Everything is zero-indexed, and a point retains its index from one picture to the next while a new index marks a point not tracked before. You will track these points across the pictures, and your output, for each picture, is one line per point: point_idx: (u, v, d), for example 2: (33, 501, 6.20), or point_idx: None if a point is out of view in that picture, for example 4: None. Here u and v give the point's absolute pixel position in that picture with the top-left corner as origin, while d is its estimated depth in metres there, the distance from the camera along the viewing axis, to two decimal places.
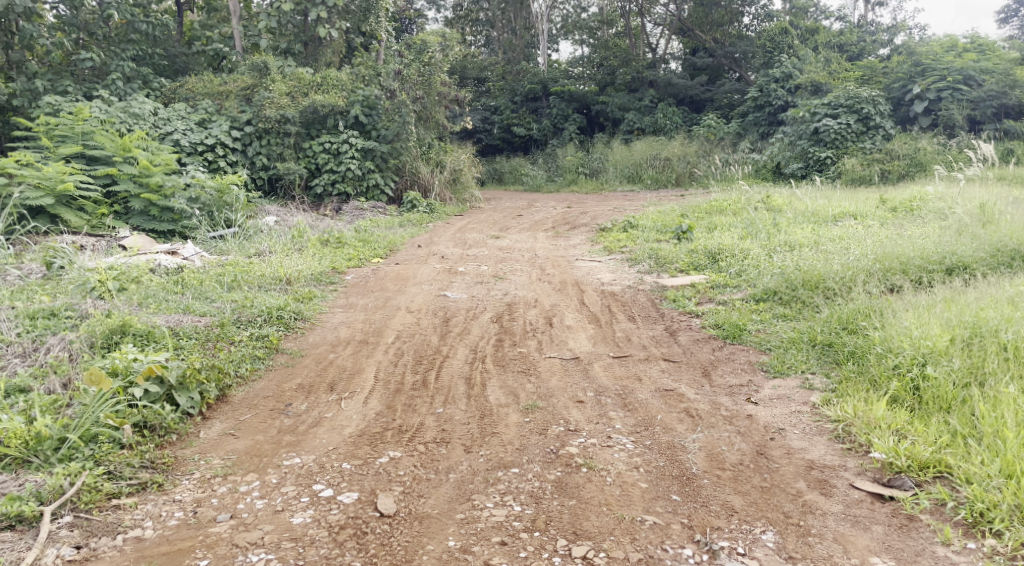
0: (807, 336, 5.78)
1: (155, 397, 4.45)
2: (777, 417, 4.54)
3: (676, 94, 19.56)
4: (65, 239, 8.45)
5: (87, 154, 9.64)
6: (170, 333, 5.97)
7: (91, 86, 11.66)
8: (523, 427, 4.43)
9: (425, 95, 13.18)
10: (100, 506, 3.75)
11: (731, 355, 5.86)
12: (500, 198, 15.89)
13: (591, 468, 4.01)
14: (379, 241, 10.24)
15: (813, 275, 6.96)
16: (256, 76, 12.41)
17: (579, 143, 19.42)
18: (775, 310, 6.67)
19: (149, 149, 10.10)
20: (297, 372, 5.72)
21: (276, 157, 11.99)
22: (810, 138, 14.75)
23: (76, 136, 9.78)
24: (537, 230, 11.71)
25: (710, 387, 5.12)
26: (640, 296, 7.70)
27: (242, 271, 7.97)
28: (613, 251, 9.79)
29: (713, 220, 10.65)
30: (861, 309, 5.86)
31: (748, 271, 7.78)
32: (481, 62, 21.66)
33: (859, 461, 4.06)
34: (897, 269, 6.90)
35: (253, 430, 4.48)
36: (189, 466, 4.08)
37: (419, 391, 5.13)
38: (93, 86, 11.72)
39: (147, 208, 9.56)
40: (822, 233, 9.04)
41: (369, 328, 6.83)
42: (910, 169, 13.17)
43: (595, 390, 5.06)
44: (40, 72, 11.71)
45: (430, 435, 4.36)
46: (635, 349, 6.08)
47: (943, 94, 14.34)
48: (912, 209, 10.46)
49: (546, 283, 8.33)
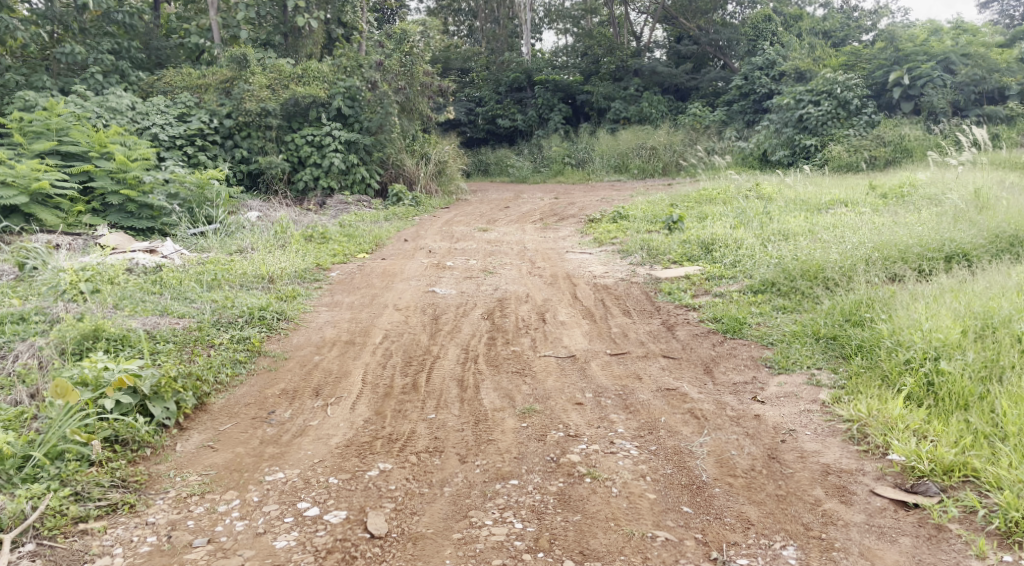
0: (810, 329, 5.57)
1: (128, 409, 4.20)
2: (787, 417, 4.33)
3: (662, 82, 19.31)
4: (39, 239, 8.13)
5: (63, 151, 9.32)
6: (146, 337, 5.74)
7: (67, 81, 11.35)
8: (521, 433, 4.19)
9: (408, 86, 12.81)
10: (66, 532, 3.48)
11: (733, 350, 5.64)
12: (486, 189, 15.63)
13: (595, 478, 3.78)
14: (364, 235, 9.96)
15: (812, 266, 6.75)
16: (236, 68, 12.04)
17: (565, 134, 19.19)
18: (775, 302, 6.46)
19: (127, 144, 9.77)
20: (281, 376, 5.47)
21: (257, 151, 11.67)
22: (795, 126, 14.64)
23: (52, 132, 9.44)
24: (526, 222, 11.46)
25: (713, 385, 4.90)
26: (634, 289, 7.47)
27: (223, 269, 7.70)
28: (603, 243, 9.56)
29: (704, 209, 10.45)
30: (863, 300, 5.66)
31: (743, 262, 7.58)
32: (464, 52, 21.31)
33: (877, 465, 3.86)
34: (897, 258, 6.70)
35: (233, 442, 4.23)
36: (164, 484, 3.81)
37: (409, 395, 4.88)
38: (69, 81, 11.37)
39: (125, 205, 9.23)
40: (816, 221, 8.85)
41: (356, 327, 6.57)
42: (897, 155, 13.01)
43: (594, 391, 4.84)
44: (15, 67, 11.36)
45: (422, 444, 4.11)
46: (633, 346, 5.85)
47: (925, 81, 14.17)
48: (904, 195, 10.29)
49: (536, 277, 8.08)
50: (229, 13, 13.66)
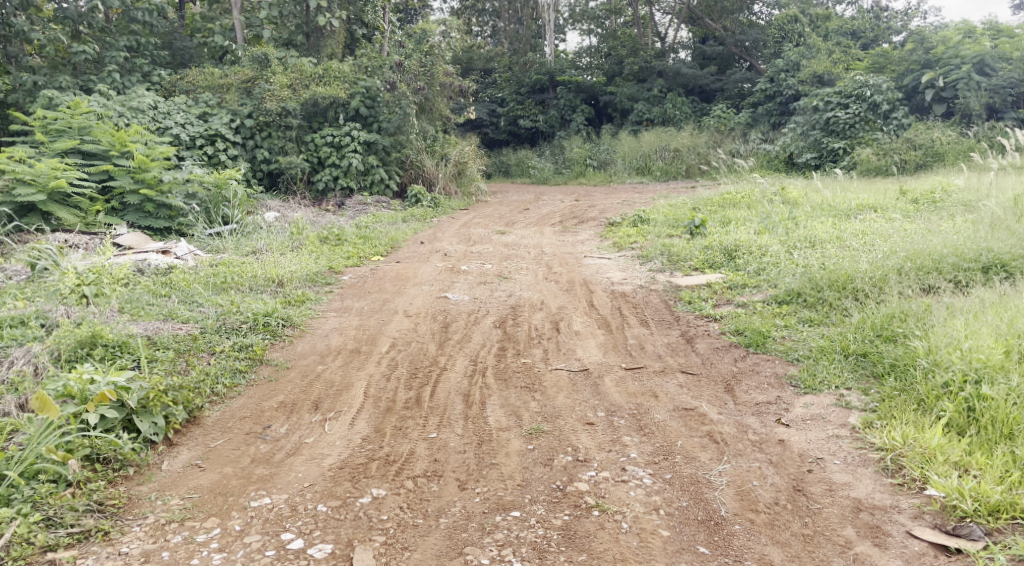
0: (838, 345, 5.25)
1: (112, 424, 4.00)
2: (813, 443, 4.02)
3: (686, 84, 18.92)
4: (54, 238, 8.01)
5: (83, 149, 9.13)
6: (146, 344, 5.55)
7: (88, 79, 11.24)
8: (526, 457, 3.92)
9: (427, 87, 12.54)
10: (32, 562, 3.27)
11: (756, 366, 5.32)
12: (507, 191, 15.41)
13: (604, 511, 3.51)
14: (380, 237, 9.74)
15: (840, 276, 6.42)
16: (257, 68, 11.86)
17: (587, 135, 18.88)
18: (801, 314, 6.14)
19: (148, 143, 9.56)
20: (280, 388, 5.24)
21: (277, 151, 11.47)
22: (823, 128, 14.20)
23: (73, 131, 9.28)
24: (545, 224, 11.18)
25: (735, 406, 4.60)
26: (653, 296, 7.18)
27: (234, 272, 7.50)
28: (623, 247, 9.27)
29: (728, 214, 10.11)
30: (895, 314, 5.35)
31: (768, 270, 7.26)
32: (486, 53, 21.09)
33: (914, 502, 3.55)
34: (930, 268, 6.35)
35: (222, 461, 4.00)
36: (143, 508, 3.59)
37: (412, 410, 4.63)
38: (89, 80, 11.25)
39: (143, 205, 9.04)
40: (845, 227, 8.51)
41: (363, 335, 6.34)
42: (928, 159, 12.63)
43: (606, 410, 4.56)
44: (37, 66, 11.28)
45: (420, 467, 3.85)
46: (650, 359, 5.55)
47: (958, 83, 13.73)
48: (936, 201, 9.93)
49: (552, 283, 7.80)
50: (252, 12, 13.52)
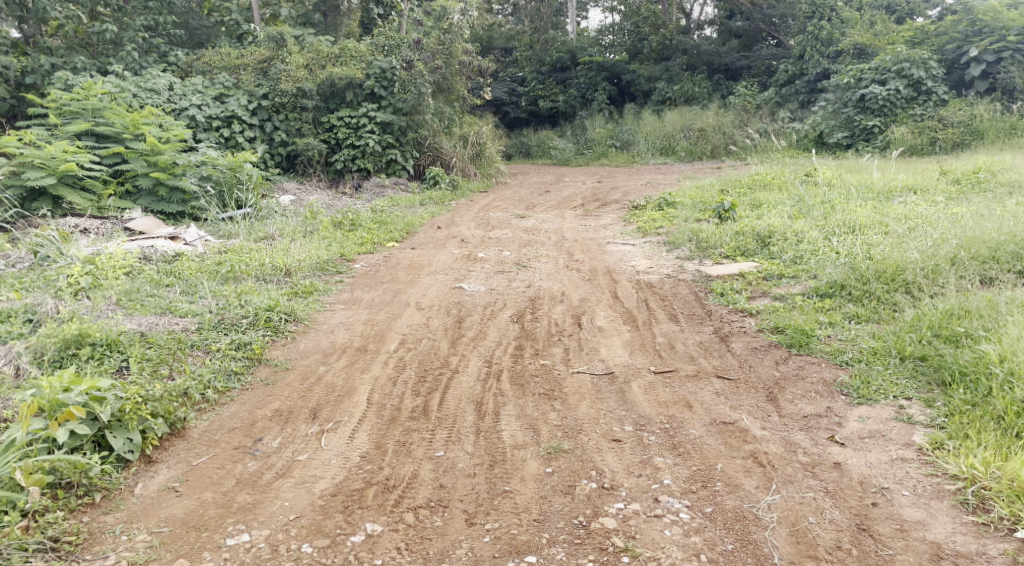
0: (892, 346, 4.70)
1: (82, 440, 3.59)
2: (875, 469, 3.52)
3: (710, 62, 18.09)
4: (66, 223, 7.57)
5: (96, 131, 8.66)
6: (138, 342, 5.12)
7: (106, 61, 10.74)
8: (544, 483, 3.48)
9: (444, 66, 11.88)
10: None
11: (800, 370, 4.78)
12: (527, 172, 14.82)
13: (635, 557, 3.08)
14: (395, 221, 9.26)
15: (888, 266, 5.84)
16: (274, 47, 11.32)
17: (609, 115, 18.24)
18: (846, 309, 5.58)
19: (163, 124, 9.05)
20: (276, 393, 4.79)
21: (294, 133, 11.02)
22: (856, 105, 13.32)
23: (87, 113, 8.78)
24: (566, 208, 10.65)
25: (779, 419, 4.11)
26: (682, 287, 6.65)
27: (241, 260, 7.06)
28: (648, 233, 8.72)
29: (759, 196, 9.50)
30: (954, 310, 4.80)
31: (806, 259, 6.71)
32: (507, 32, 20.42)
33: (1004, 549, 3.08)
34: (986, 257, 5.78)
35: (202, 484, 3.59)
36: (104, 545, 3.22)
37: (418, 422, 4.16)
38: (106, 61, 10.76)
39: (155, 188, 8.58)
40: (887, 210, 7.88)
41: (370, 331, 5.85)
42: (966, 137, 12.06)
43: (635, 423, 4.08)
44: (55, 47, 10.85)
45: (423, 496, 3.44)
46: (681, 362, 5.03)
47: (1003, 55, 13.02)
48: (979, 181, 9.33)
49: (574, 272, 7.28)
50: None
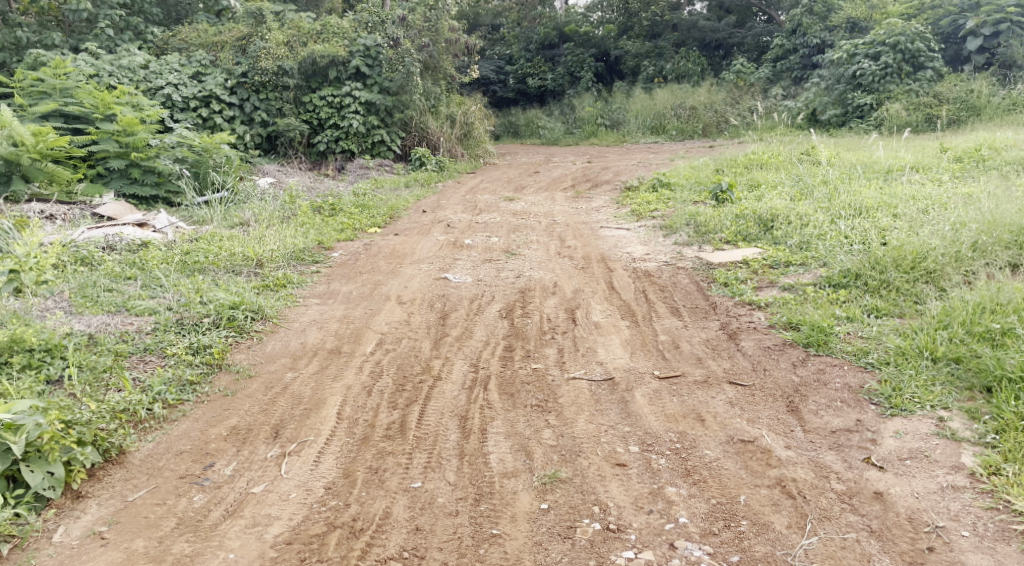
0: (921, 345, 4.14)
1: None
2: (924, 501, 3.18)
3: (702, 38, 17.53)
4: (31, 209, 6.89)
5: (65, 111, 7.97)
6: (82, 347, 4.56)
7: (80, 39, 9.98)
8: (539, 525, 3.08)
9: (431, 43, 11.26)
10: None
11: (822, 372, 4.23)
12: (516, 153, 14.24)
13: None
14: (379, 206, 8.69)
15: (908, 253, 5.29)
16: (253, 23, 10.64)
17: (597, 93, 17.60)
18: (864, 301, 5.01)
19: (137, 105, 8.39)
20: (235, 406, 4.24)
21: (273, 113, 10.40)
22: (849, 82, 12.82)
23: (56, 93, 8.12)
24: (555, 189, 10.10)
25: (804, 436, 3.63)
26: (682, 276, 6.13)
27: (208, 249, 6.47)
28: (642, 216, 8.19)
29: (757, 176, 8.98)
30: (988, 302, 4.26)
31: (813, 245, 6.18)
32: (494, 7, 19.65)
33: None
34: (1011, 243, 5.27)
35: (133, 528, 3.11)
36: None
37: (393, 441, 3.64)
38: (81, 38, 10.02)
39: (129, 170, 7.92)
40: (894, 189, 7.33)
41: (346, 330, 5.29)
42: (963, 113, 11.49)
43: (641, 442, 3.59)
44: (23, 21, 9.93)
45: (395, 544, 3.02)
46: (687, 364, 4.50)
47: (1001, 28, 12.42)
48: (984, 158, 8.82)
49: (566, 260, 6.73)
50: None
